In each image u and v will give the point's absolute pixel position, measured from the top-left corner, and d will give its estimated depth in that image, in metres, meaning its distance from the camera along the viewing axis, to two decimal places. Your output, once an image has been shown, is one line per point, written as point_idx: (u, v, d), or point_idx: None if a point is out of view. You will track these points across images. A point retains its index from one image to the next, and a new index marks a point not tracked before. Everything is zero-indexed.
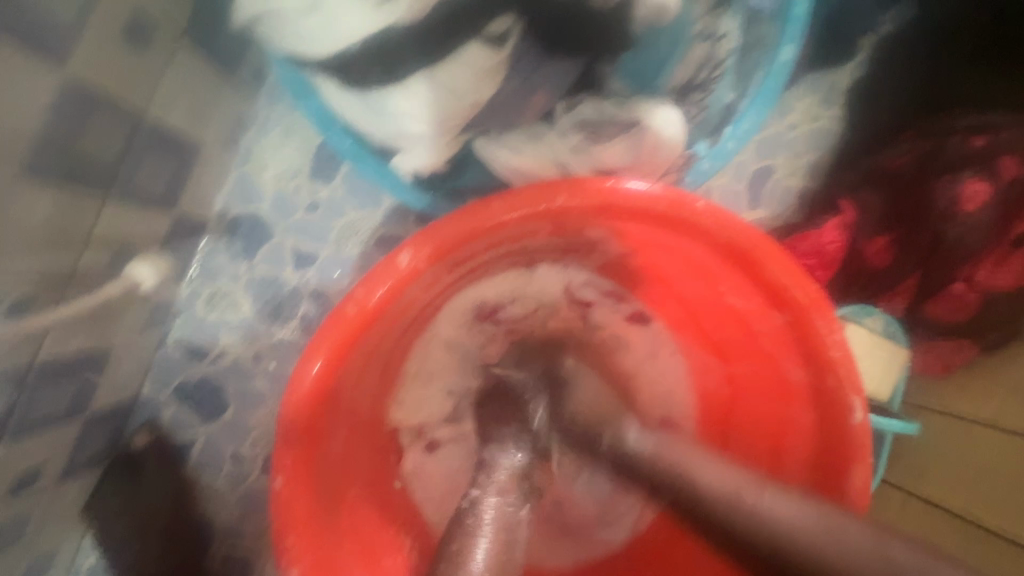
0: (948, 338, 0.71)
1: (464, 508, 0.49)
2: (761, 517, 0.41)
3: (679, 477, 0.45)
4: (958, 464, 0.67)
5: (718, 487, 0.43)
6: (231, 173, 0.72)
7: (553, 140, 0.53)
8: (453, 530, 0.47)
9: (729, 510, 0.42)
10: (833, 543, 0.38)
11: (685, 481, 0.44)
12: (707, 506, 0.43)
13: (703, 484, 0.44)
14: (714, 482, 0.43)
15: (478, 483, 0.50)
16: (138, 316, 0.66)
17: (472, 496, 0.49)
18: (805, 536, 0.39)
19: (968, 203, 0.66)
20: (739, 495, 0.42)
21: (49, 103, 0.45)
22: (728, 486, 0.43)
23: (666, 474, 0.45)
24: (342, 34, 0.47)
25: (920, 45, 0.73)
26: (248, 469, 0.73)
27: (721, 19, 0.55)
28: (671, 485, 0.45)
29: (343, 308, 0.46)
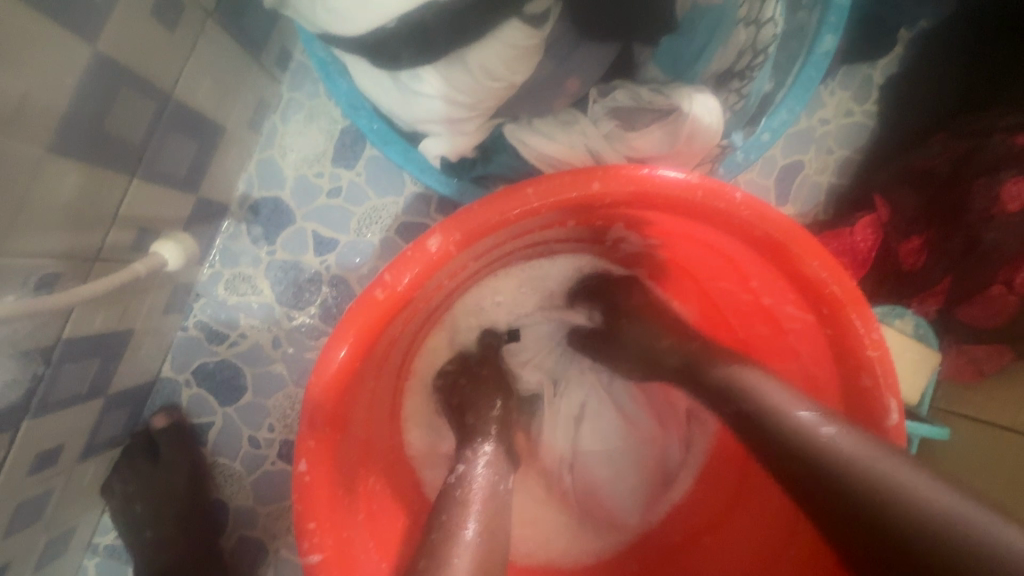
0: (982, 342, 0.68)
1: (450, 483, 0.47)
2: (794, 430, 0.42)
3: (744, 394, 0.46)
4: (987, 472, 0.66)
5: (776, 406, 0.44)
6: (255, 156, 0.71)
7: (585, 127, 0.51)
8: (441, 505, 0.45)
9: (787, 424, 0.43)
10: (857, 461, 0.39)
11: (752, 398, 0.45)
12: (765, 418, 0.44)
13: (757, 398, 0.45)
14: (785, 404, 0.44)
15: (462, 457, 0.49)
16: (160, 298, 0.66)
17: (458, 471, 0.48)
18: (852, 464, 0.39)
19: (1009, 204, 0.63)
20: (797, 411, 0.43)
21: (80, 79, 0.45)
22: (773, 399, 0.44)
23: (734, 390, 0.46)
24: (378, 13, 0.43)
25: (957, 39, 0.71)
26: (265, 453, 0.74)
27: (767, 3, 0.53)
28: (737, 402, 0.46)
29: (370, 293, 0.45)
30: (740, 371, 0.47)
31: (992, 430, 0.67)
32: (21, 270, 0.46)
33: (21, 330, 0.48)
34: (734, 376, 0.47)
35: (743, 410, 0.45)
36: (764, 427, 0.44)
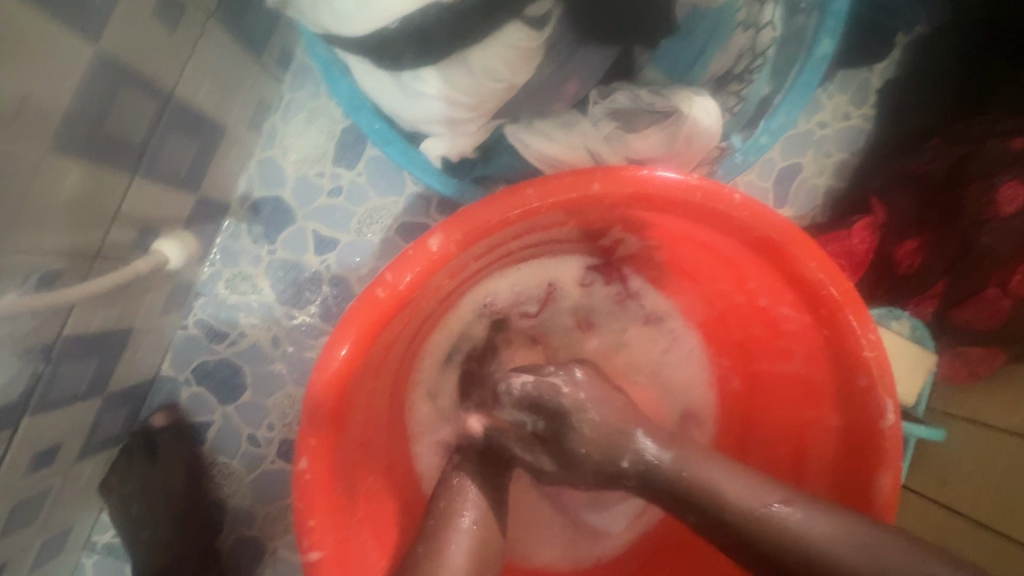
0: (978, 344, 0.69)
1: (449, 474, 0.53)
2: (773, 528, 0.44)
3: (708, 497, 0.47)
4: (981, 473, 0.66)
5: (744, 505, 0.46)
6: (256, 157, 0.71)
7: (585, 128, 0.51)
8: (439, 494, 0.51)
9: (763, 522, 0.45)
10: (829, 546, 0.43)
11: (714, 501, 0.47)
12: (734, 523, 0.46)
13: (725, 498, 0.46)
14: (754, 503, 0.46)
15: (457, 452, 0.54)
16: (160, 297, 0.66)
17: (455, 463, 0.54)
18: (841, 561, 0.42)
19: (1003, 208, 0.64)
20: (766, 506, 0.45)
21: (82, 78, 0.45)
22: (741, 499, 0.46)
23: (690, 491, 0.48)
24: (380, 15, 0.44)
25: (954, 43, 0.71)
26: (263, 452, 0.74)
27: (765, 8, 0.54)
28: (699, 504, 0.47)
29: (371, 292, 0.45)
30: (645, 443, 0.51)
31: (986, 432, 0.67)
32: (23, 267, 0.46)
33: (21, 328, 0.48)
34: (679, 469, 0.49)
35: (704, 511, 0.47)
36: (733, 530, 0.46)
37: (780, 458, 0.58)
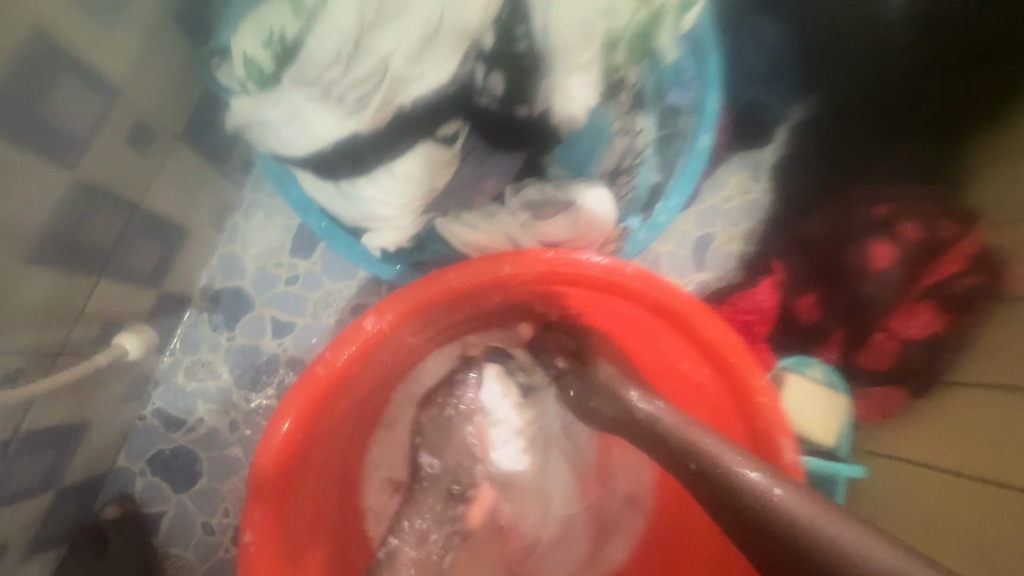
0: (880, 384, 0.76)
1: (382, 556, 0.58)
2: (776, 510, 0.44)
3: (724, 474, 0.47)
4: (904, 507, 0.71)
5: (749, 485, 0.46)
6: (218, 252, 0.78)
7: (503, 218, 0.61)
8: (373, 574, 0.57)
9: (762, 494, 0.45)
10: (829, 534, 0.41)
11: (718, 471, 0.48)
12: (757, 511, 0.44)
13: (733, 478, 0.47)
14: (761, 483, 0.45)
15: (394, 532, 0.59)
16: (119, 387, 0.69)
17: (389, 544, 0.58)
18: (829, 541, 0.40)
19: (879, 263, 0.76)
20: (768, 491, 0.45)
21: (59, 201, 0.52)
22: (750, 478, 0.46)
23: (707, 468, 0.49)
24: (318, 138, 0.53)
25: (829, 125, 0.84)
26: (219, 540, 0.74)
27: (637, 118, 0.63)
28: (710, 479, 0.48)
29: (312, 368, 0.51)
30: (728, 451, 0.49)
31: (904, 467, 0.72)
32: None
33: None
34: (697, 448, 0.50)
35: (715, 485, 0.48)
36: (735, 503, 0.46)
37: None
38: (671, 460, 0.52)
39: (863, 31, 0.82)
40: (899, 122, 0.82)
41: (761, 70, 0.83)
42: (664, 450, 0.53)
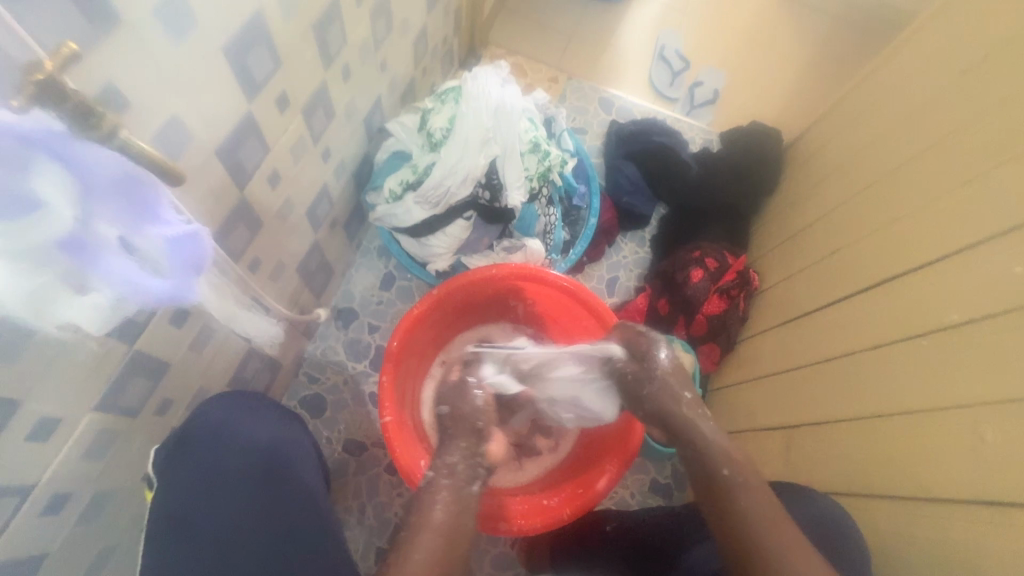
0: (704, 344, 1.38)
1: (425, 483, 0.83)
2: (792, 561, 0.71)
3: (743, 495, 0.78)
4: (732, 407, 1.29)
5: (769, 519, 0.76)
6: (343, 288, 1.45)
7: (492, 253, 1.27)
8: (421, 496, 0.81)
9: (781, 530, 0.74)
10: None
11: (746, 490, 0.79)
12: (769, 542, 0.73)
13: (753, 500, 0.78)
14: (786, 536, 0.74)
15: (434, 468, 0.85)
16: (295, 352, 1.30)
17: (429, 475, 0.84)
18: None
19: (692, 279, 1.39)
20: (783, 531, 0.74)
21: (310, 247, 1.18)
22: (769, 511, 0.76)
23: (732, 488, 0.80)
24: (414, 216, 1.17)
25: (672, 216, 1.58)
26: (333, 448, 1.32)
27: (550, 209, 1.30)
28: (734, 490, 0.79)
29: (410, 310, 1.14)
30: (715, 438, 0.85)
31: (731, 390, 1.33)
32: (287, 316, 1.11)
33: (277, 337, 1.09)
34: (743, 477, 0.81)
35: (734, 497, 0.79)
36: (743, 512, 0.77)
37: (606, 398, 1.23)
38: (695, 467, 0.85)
39: (673, 165, 1.57)
40: (704, 212, 1.56)
41: (627, 188, 1.59)
42: (700, 469, 0.84)
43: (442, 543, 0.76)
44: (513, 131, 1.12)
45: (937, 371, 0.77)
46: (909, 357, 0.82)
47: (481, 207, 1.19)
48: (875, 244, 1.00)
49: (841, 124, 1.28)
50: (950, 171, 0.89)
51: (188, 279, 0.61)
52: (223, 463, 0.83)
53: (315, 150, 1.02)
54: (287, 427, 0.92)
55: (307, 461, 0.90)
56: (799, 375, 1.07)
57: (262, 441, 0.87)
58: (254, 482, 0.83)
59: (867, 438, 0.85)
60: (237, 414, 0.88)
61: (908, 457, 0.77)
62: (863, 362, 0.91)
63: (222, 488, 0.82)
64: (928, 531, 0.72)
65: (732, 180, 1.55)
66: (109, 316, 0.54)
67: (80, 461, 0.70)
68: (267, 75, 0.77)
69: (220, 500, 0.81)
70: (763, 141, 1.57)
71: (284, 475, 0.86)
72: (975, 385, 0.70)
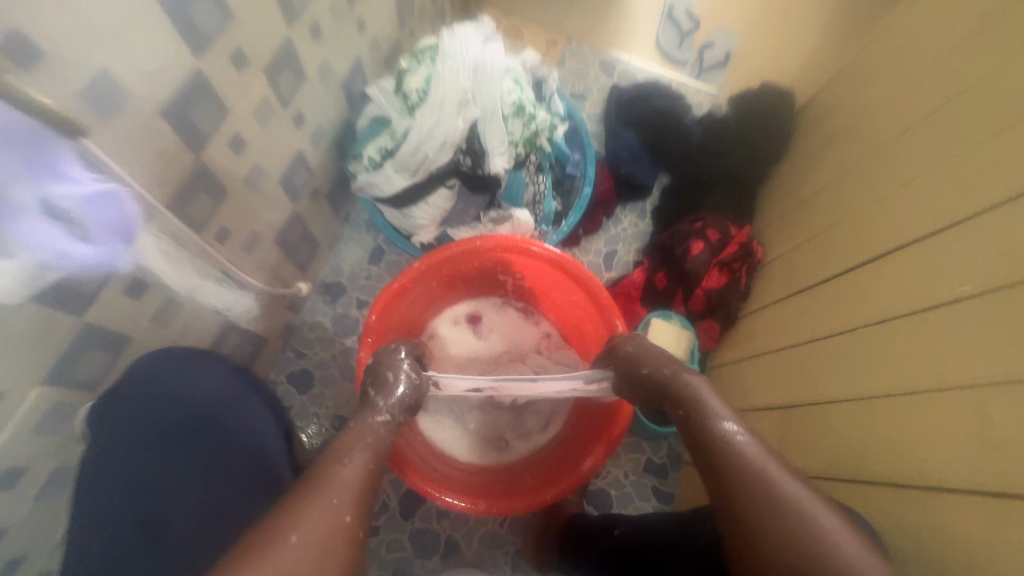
0: (703, 320, 1.32)
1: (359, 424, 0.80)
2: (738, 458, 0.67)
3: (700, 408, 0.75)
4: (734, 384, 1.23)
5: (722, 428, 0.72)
6: (330, 262, 1.41)
7: (479, 225, 1.21)
8: (353, 427, 0.79)
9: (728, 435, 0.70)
10: (790, 505, 0.62)
11: (702, 408, 0.75)
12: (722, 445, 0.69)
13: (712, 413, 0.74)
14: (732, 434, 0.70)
15: (375, 414, 0.82)
16: (281, 327, 1.28)
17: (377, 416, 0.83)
18: (778, 501, 0.62)
19: (691, 251, 1.33)
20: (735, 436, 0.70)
21: (289, 218, 1.14)
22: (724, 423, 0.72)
23: (694, 404, 0.76)
24: (393, 186, 1.12)
25: (675, 185, 1.50)
26: (322, 424, 1.30)
27: (540, 177, 1.24)
28: (688, 408, 0.77)
29: (390, 284, 1.10)
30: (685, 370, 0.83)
31: (732, 368, 1.26)
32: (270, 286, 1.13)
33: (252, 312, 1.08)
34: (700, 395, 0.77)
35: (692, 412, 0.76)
36: (701, 427, 0.73)
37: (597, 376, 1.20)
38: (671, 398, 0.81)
39: (672, 133, 1.48)
40: (709, 180, 1.47)
41: (627, 156, 1.51)
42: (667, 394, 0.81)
43: (358, 477, 0.72)
44: (495, 92, 1.06)
45: (909, 354, 0.76)
46: (883, 339, 0.81)
47: (463, 174, 1.13)
48: (882, 213, 0.92)
49: (851, 84, 1.18)
50: (983, 119, 0.76)
51: (116, 246, 0.65)
52: (164, 415, 0.84)
53: (286, 114, 0.97)
54: (231, 383, 0.91)
55: (253, 409, 0.91)
56: (795, 351, 1.02)
57: (201, 394, 0.87)
58: (185, 433, 0.85)
59: (852, 422, 0.83)
60: (176, 361, 0.85)
61: (940, 418, 0.68)
62: (844, 347, 0.89)
63: (154, 428, 0.82)
64: (959, 505, 0.63)
65: (733, 147, 1.46)
66: (23, 285, 0.56)
67: (34, 433, 0.68)
68: (218, 27, 0.72)
69: (167, 452, 0.83)
70: (769, 103, 1.46)
71: (212, 430, 0.87)
72: (945, 364, 0.69)
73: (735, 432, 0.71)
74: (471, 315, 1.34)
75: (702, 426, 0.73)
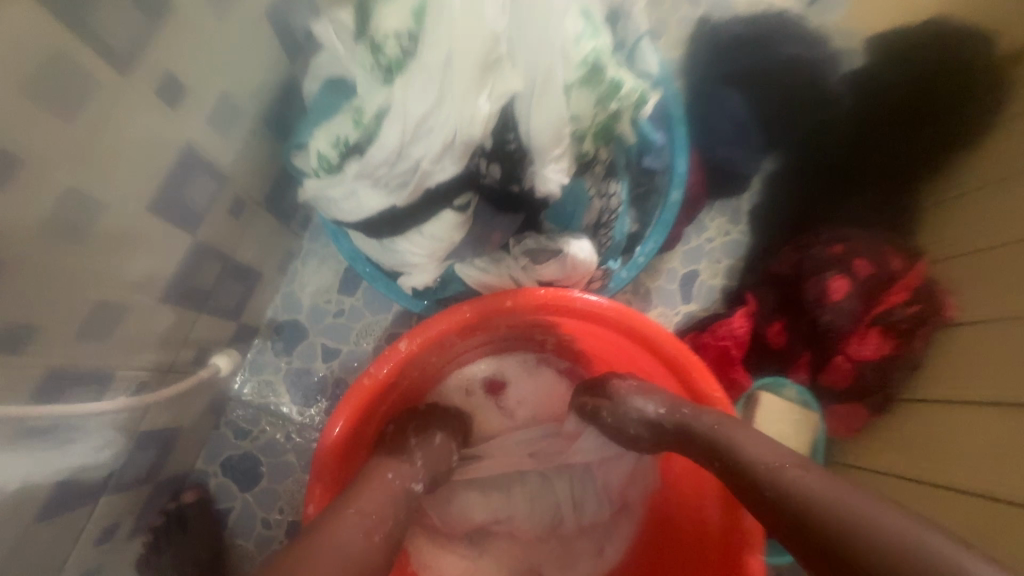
0: (843, 401, 0.88)
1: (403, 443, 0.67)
2: (801, 496, 0.51)
3: (725, 443, 0.60)
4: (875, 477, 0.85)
5: (762, 460, 0.56)
6: (281, 291, 0.96)
7: (508, 262, 0.75)
8: (389, 457, 0.63)
9: (763, 465, 0.56)
10: (869, 519, 0.47)
11: (728, 445, 0.59)
12: (793, 500, 0.52)
13: (745, 452, 0.58)
14: (761, 457, 0.56)
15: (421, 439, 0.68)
16: (204, 403, 0.86)
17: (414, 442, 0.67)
18: (858, 535, 0.46)
19: (833, 295, 0.87)
20: (784, 466, 0.54)
21: (186, 258, 0.67)
22: (763, 460, 0.56)
23: (724, 445, 0.60)
24: (365, 209, 0.65)
25: (801, 180, 0.99)
26: (274, 533, 0.91)
27: (609, 184, 0.78)
28: (721, 452, 0.60)
29: (360, 380, 0.67)
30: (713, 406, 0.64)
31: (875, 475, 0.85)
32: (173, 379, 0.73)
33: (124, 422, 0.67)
34: (715, 429, 0.62)
35: (724, 457, 0.59)
36: (742, 466, 0.57)
37: (688, 503, 0.78)
38: (703, 450, 0.62)
39: (807, 97, 0.94)
40: (853, 176, 0.97)
41: (727, 133, 0.97)
42: (682, 429, 0.65)
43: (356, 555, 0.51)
44: (551, 42, 0.56)
45: None
46: None
47: (485, 190, 0.66)
48: None
49: None
50: None
51: None
52: None
53: (134, 84, 0.49)
54: None
55: None
56: (992, 418, 0.71)
57: None
58: None
59: None
60: None
61: None
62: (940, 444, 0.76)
63: None
64: None
65: (910, 116, 0.91)
66: None
67: None
68: None
69: None
70: (1000, 34, 0.84)
71: None
72: None
73: (778, 454, 0.56)
74: (488, 381, 0.88)
75: (731, 454, 0.59)
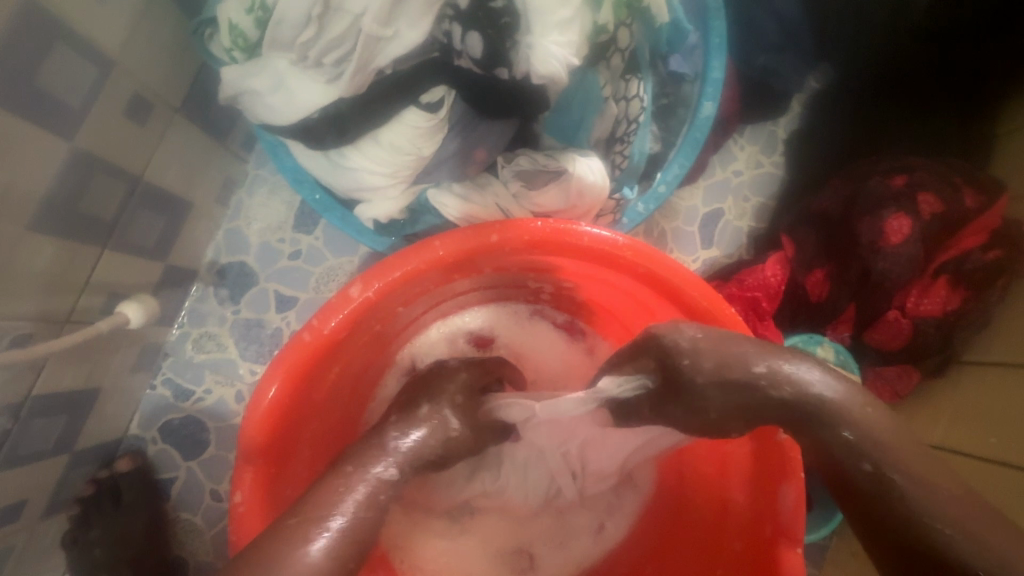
0: (893, 364, 0.75)
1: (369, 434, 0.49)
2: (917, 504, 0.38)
3: (820, 412, 0.42)
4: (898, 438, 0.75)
5: (872, 439, 0.41)
6: (224, 227, 0.79)
7: (496, 188, 0.57)
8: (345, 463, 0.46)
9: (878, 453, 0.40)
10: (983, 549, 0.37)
11: (828, 411, 0.42)
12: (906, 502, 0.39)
13: (847, 423, 0.42)
14: (875, 441, 0.41)
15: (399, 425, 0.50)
16: (129, 357, 0.71)
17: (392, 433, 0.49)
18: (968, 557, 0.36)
19: (893, 236, 0.71)
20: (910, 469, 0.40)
21: (61, 168, 0.50)
22: (876, 436, 0.41)
23: (819, 419, 0.42)
24: (302, 107, 0.49)
25: (857, 96, 0.81)
26: (226, 506, 0.78)
27: (630, 84, 0.62)
28: (818, 424, 0.42)
29: (299, 335, 0.52)
30: (802, 370, 0.43)
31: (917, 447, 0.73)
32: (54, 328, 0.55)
33: None
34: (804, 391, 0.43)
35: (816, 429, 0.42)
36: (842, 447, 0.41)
37: (710, 483, 0.65)
38: (785, 417, 0.43)
39: None
40: (924, 92, 0.77)
41: (773, 35, 0.78)
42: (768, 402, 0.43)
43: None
44: None
45: None
46: None
47: (463, 81, 0.50)
48: None
49: None
50: None
51: None
52: None
53: None
54: None
55: None
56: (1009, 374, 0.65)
57: None
58: None
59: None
60: None
61: None
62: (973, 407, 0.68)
63: None
64: None
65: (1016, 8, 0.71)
66: None
67: None
68: None
69: None
70: None
71: None
72: None
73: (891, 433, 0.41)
74: (475, 341, 0.72)
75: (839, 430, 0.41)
